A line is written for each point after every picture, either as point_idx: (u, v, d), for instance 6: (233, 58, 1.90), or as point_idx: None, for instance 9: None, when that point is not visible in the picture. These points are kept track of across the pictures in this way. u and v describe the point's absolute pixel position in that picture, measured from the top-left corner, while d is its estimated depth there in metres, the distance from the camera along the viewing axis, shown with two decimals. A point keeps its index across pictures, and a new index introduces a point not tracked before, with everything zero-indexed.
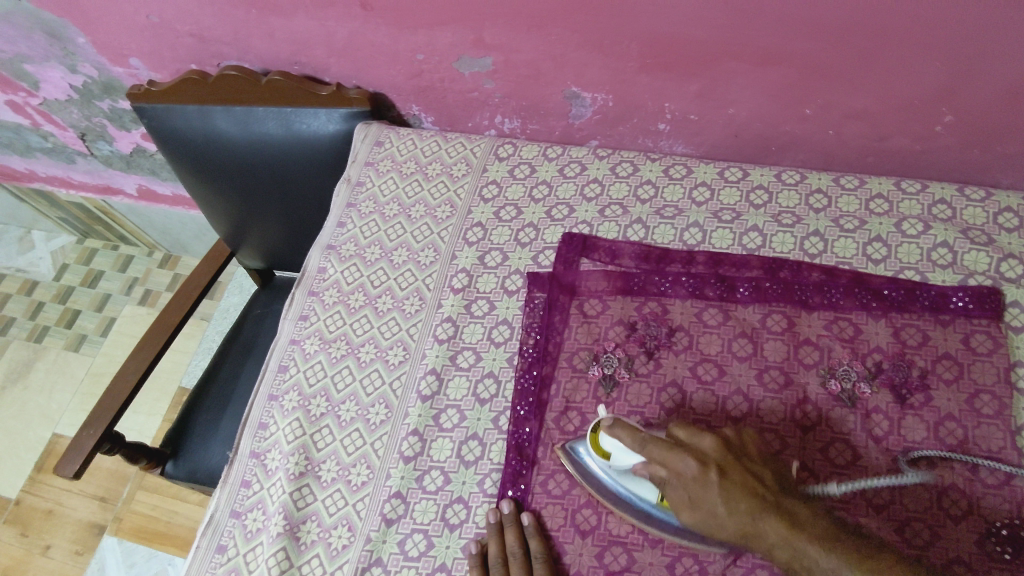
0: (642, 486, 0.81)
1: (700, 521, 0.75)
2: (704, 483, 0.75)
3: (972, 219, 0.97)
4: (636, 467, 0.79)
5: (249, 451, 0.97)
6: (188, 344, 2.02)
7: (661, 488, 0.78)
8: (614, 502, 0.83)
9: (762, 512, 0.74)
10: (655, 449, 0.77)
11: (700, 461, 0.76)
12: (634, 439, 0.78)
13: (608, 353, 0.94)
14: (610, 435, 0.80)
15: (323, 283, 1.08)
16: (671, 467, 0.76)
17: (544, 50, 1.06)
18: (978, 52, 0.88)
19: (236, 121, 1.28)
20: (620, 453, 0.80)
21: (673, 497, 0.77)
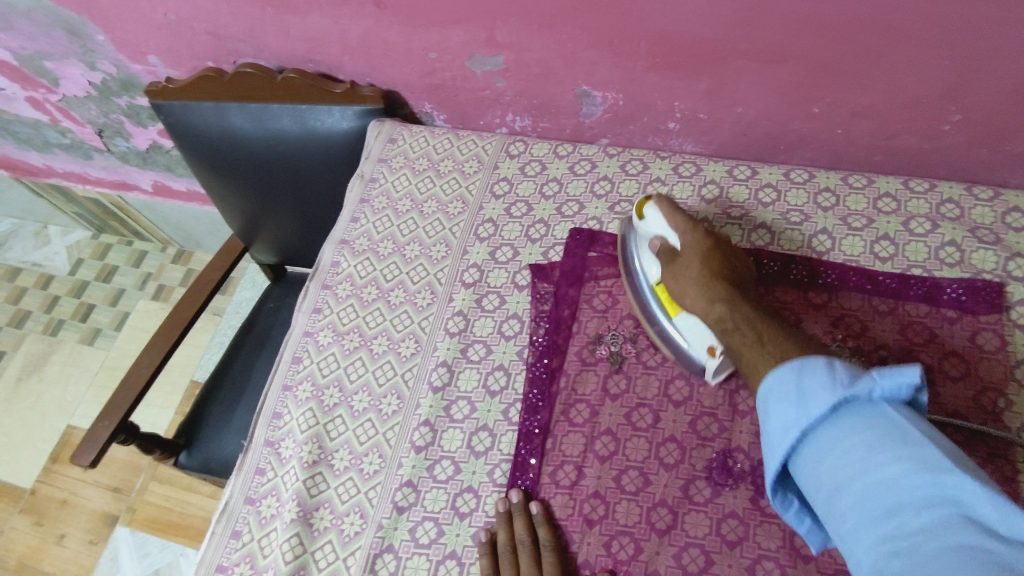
0: (647, 260, 0.94)
1: (679, 280, 0.87)
2: (683, 277, 0.87)
3: (980, 218, 0.98)
4: (654, 237, 0.93)
5: (264, 439, 0.99)
6: (201, 339, 2.05)
7: (661, 255, 0.91)
8: (640, 304, 0.95)
9: (719, 291, 0.82)
10: (678, 216, 0.91)
11: (694, 243, 0.88)
12: (668, 206, 0.92)
13: (613, 331, 0.97)
14: (653, 206, 0.94)
15: (337, 277, 1.10)
16: (680, 231, 0.90)
17: (555, 48, 1.07)
18: (986, 52, 0.89)
19: (251, 118, 1.30)
20: (652, 219, 0.93)
21: (664, 252, 0.91)
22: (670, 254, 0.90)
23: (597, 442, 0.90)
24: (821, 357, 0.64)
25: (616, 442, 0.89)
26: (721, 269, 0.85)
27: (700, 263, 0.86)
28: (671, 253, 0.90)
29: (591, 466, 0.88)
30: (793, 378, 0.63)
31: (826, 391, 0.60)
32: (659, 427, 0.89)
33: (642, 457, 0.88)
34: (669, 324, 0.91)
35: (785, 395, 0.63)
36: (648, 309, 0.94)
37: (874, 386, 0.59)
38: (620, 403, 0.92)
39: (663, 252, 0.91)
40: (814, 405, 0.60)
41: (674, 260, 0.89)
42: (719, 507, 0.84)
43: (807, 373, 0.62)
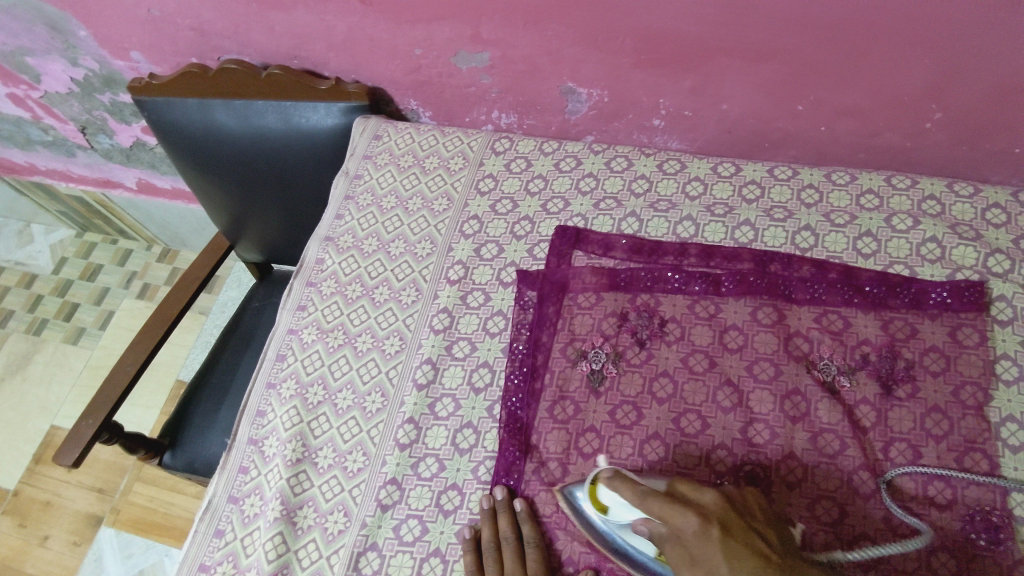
0: (639, 543, 0.79)
1: (702, 572, 0.70)
2: (707, 539, 0.71)
3: (961, 214, 0.99)
4: (637, 525, 0.77)
5: (247, 438, 0.99)
6: (186, 338, 2.04)
7: (663, 540, 0.75)
8: (614, 551, 0.82)
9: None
10: (655, 502, 0.74)
11: (700, 534, 0.71)
12: (634, 490, 0.77)
13: (596, 350, 0.95)
14: (605, 489, 0.80)
15: (321, 274, 1.09)
16: (673, 520, 0.73)
17: (540, 45, 1.07)
18: (966, 50, 0.90)
19: (236, 115, 1.29)
20: (619, 508, 0.79)
21: (674, 546, 0.73)
22: (673, 535, 0.74)
23: (581, 439, 0.90)
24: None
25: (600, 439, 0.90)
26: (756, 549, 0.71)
27: (732, 565, 0.69)
28: (675, 534, 0.74)
29: (575, 463, 0.89)
30: None
31: None
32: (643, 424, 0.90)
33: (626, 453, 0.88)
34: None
35: None
36: (637, 565, 0.80)
37: None
38: (605, 400, 0.92)
39: (658, 541, 0.75)
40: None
41: (693, 557, 0.71)
42: None
43: None
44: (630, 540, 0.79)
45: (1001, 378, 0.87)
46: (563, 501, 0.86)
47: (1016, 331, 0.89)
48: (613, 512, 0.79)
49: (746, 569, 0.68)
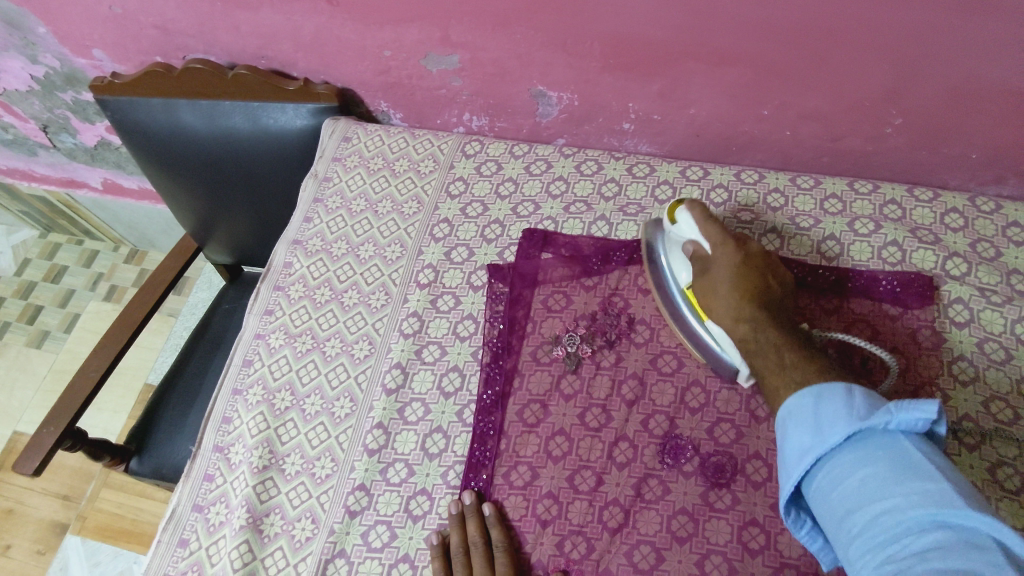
0: (679, 263, 0.93)
1: (708, 284, 0.89)
2: (727, 263, 0.88)
3: (921, 219, 1.01)
4: (686, 241, 0.93)
5: (213, 445, 0.97)
6: (155, 340, 2.00)
7: (695, 264, 0.90)
8: (670, 309, 0.95)
9: (753, 303, 0.85)
10: (713, 227, 0.91)
11: (728, 259, 0.88)
12: (704, 214, 0.92)
13: (571, 333, 0.97)
14: (685, 211, 0.93)
15: (289, 278, 1.08)
16: (711, 240, 0.90)
17: (510, 48, 1.07)
18: (925, 57, 0.91)
19: (202, 115, 1.27)
20: (686, 224, 0.93)
21: (698, 265, 0.90)
22: (702, 266, 0.90)
23: (551, 442, 0.90)
24: (840, 384, 0.72)
25: (569, 442, 0.90)
26: (753, 285, 0.86)
27: (734, 279, 0.87)
28: (704, 262, 0.90)
29: (545, 466, 0.89)
30: (811, 405, 0.71)
31: (843, 423, 0.67)
32: (612, 426, 0.90)
33: (596, 456, 0.89)
34: (703, 328, 0.91)
35: (803, 422, 0.71)
36: (678, 313, 0.94)
37: (891, 419, 0.65)
38: (574, 403, 0.92)
39: (694, 260, 0.91)
40: (830, 432, 0.68)
41: (704, 291, 0.88)
42: (670, 504, 0.85)
43: (826, 407, 0.70)
44: (674, 255, 0.94)
45: (958, 378, 0.89)
46: (643, 245, 1.00)
47: (972, 333, 0.91)
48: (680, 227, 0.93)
49: (743, 300, 0.85)
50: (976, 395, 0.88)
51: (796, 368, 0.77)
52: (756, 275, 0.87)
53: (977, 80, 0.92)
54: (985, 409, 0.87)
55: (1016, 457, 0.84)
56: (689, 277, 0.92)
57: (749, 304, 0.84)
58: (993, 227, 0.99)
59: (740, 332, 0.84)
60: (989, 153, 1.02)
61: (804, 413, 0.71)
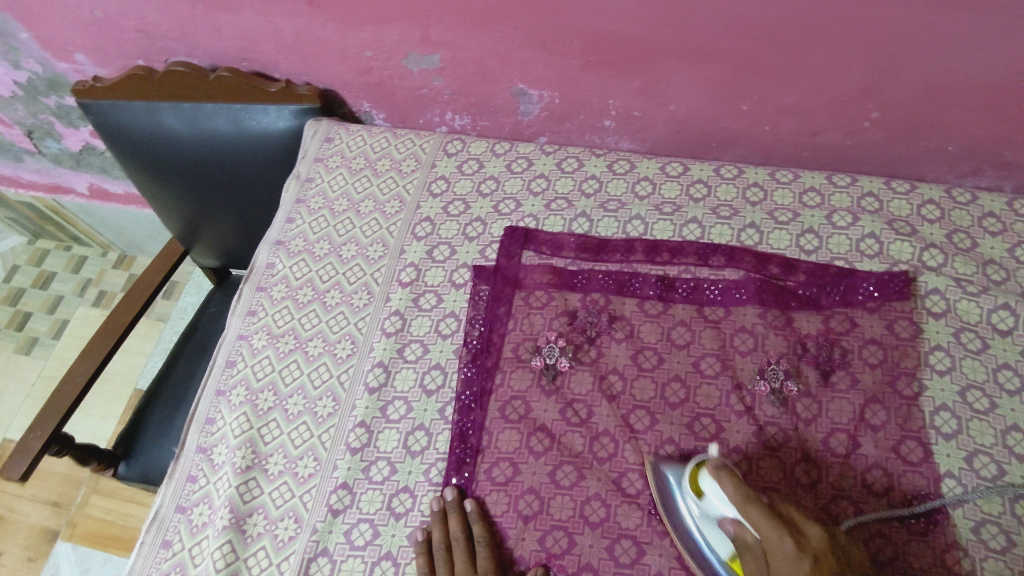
0: (716, 537, 0.78)
1: (772, 552, 0.71)
2: (797, 561, 0.69)
3: (898, 211, 1.02)
4: (722, 519, 0.76)
5: (196, 446, 0.97)
6: (144, 345, 1.99)
7: (749, 565, 0.73)
8: (690, 550, 0.80)
9: (815, 572, 0.69)
10: (757, 515, 0.72)
11: (789, 560, 0.69)
12: (742, 493, 0.74)
13: (550, 344, 0.96)
14: (713, 482, 0.76)
15: (272, 279, 1.08)
16: (753, 515, 0.72)
17: (489, 47, 1.08)
18: (899, 51, 0.92)
19: (185, 118, 1.27)
20: (719, 504, 0.76)
21: (750, 556, 0.73)
22: (739, 515, 0.74)
23: (533, 438, 0.91)
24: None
25: (551, 437, 0.90)
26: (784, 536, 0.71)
27: None
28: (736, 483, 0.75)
29: (526, 462, 0.89)
30: None
31: None
32: (593, 421, 0.91)
33: (577, 452, 0.89)
34: (730, 572, 0.78)
35: None
36: (698, 548, 0.80)
37: None
38: (556, 399, 0.93)
39: (740, 549, 0.74)
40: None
41: None
42: (651, 498, 0.86)
43: None
44: (710, 525, 0.78)
45: (935, 368, 0.90)
46: (648, 479, 0.86)
47: (949, 323, 0.92)
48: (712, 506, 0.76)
49: None
50: (952, 385, 0.89)
51: None
52: (837, 570, 0.70)
53: (951, 74, 0.93)
54: (961, 398, 0.88)
55: (991, 446, 0.85)
56: (731, 551, 0.77)
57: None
58: (969, 218, 1.00)
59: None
60: (965, 146, 1.03)
61: None
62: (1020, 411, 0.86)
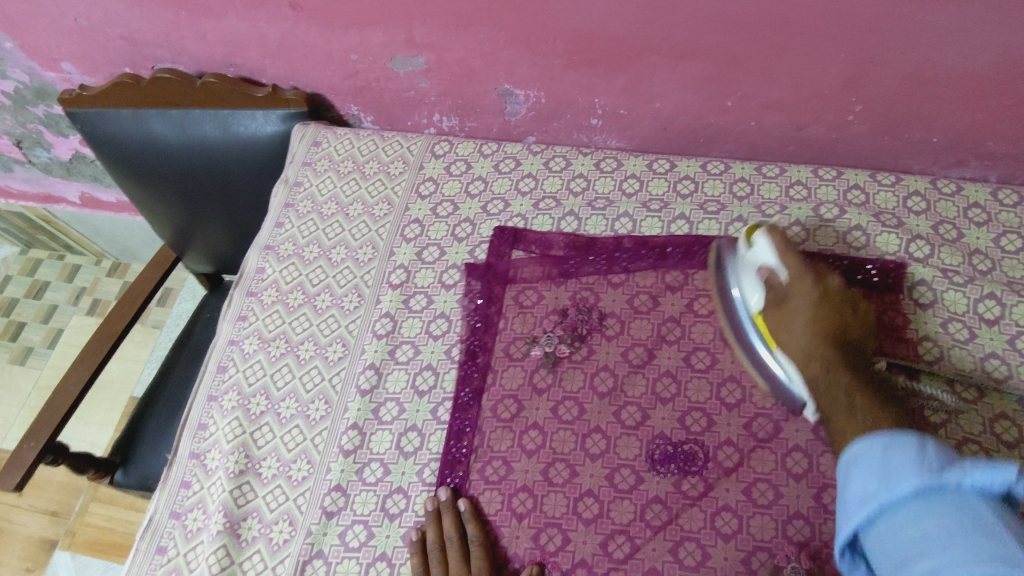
0: (750, 287, 0.90)
1: (779, 326, 0.86)
2: (794, 313, 0.86)
3: (884, 203, 1.02)
4: (759, 267, 0.89)
5: (189, 452, 0.98)
6: (140, 353, 1.99)
7: (769, 296, 0.88)
8: (734, 334, 0.92)
9: (822, 342, 0.83)
10: (792, 257, 0.88)
11: (802, 293, 0.86)
12: (785, 246, 0.89)
13: (548, 333, 0.97)
14: (763, 236, 0.91)
15: (262, 284, 1.09)
16: (789, 272, 0.88)
17: (474, 48, 1.08)
18: (880, 44, 0.93)
19: (172, 124, 1.27)
20: (761, 248, 0.90)
21: (771, 291, 0.88)
22: (774, 283, 0.88)
23: (525, 436, 0.91)
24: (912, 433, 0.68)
25: (543, 435, 0.91)
26: (828, 322, 0.85)
27: (807, 335, 0.84)
28: (781, 297, 0.87)
29: (519, 461, 0.90)
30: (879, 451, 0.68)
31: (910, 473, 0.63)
32: (584, 418, 0.91)
33: (569, 449, 0.90)
34: (771, 358, 0.88)
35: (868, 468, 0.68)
36: (738, 323, 0.91)
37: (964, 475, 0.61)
38: (547, 397, 0.93)
39: (766, 285, 0.88)
40: (899, 483, 0.64)
41: (779, 311, 0.87)
42: (644, 493, 0.86)
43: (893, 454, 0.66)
44: (739, 277, 0.92)
45: (924, 358, 0.90)
46: (711, 256, 0.99)
47: (936, 314, 0.93)
48: (755, 251, 0.90)
49: (821, 346, 0.83)
50: (941, 375, 0.89)
51: (862, 401, 0.77)
52: (828, 317, 0.85)
53: (933, 65, 0.94)
54: (950, 387, 0.88)
55: (981, 434, 0.85)
56: (762, 303, 0.88)
57: (818, 346, 0.83)
58: (955, 209, 1.01)
59: (812, 370, 0.82)
60: (950, 137, 1.03)
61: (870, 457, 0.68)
62: (1008, 399, 0.87)
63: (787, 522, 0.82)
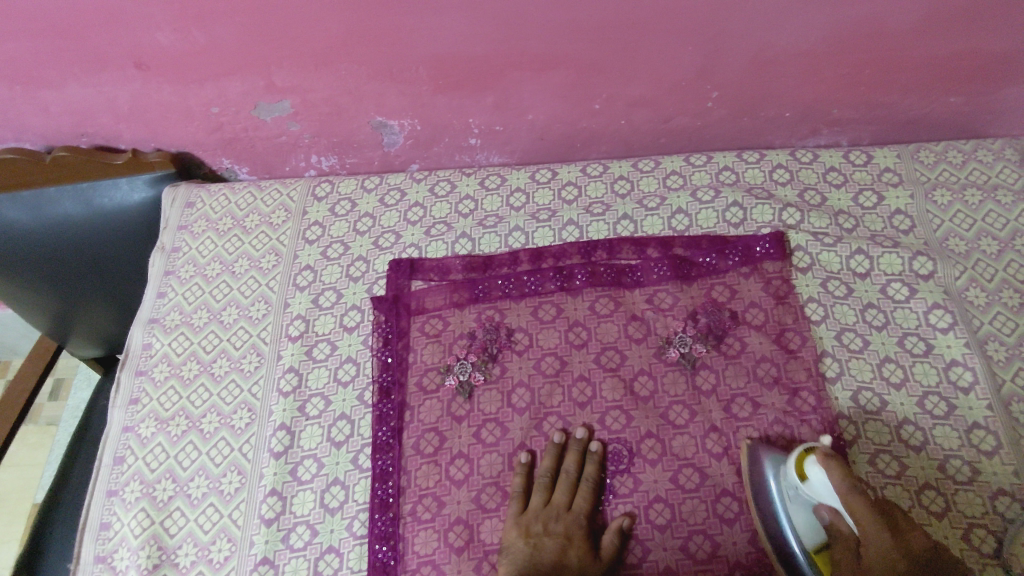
0: (803, 525, 0.79)
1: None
2: (863, 555, 0.72)
3: (753, 179, 1.08)
4: (818, 505, 0.79)
5: (93, 556, 0.89)
6: (37, 454, 1.81)
7: (839, 548, 0.76)
8: (783, 563, 0.79)
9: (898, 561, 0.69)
10: (854, 496, 0.73)
11: (879, 551, 0.71)
12: (845, 480, 0.74)
13: (461, 361, 0.96)
14: (816, 465, 0.77)
15: (151, 361, 1.02)
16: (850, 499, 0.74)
17: (338, 85, 1.06)
18: (722, 34, 0.98)
19: (27, 209, 1.15)
20: (818, 480, 0.77)
21: (843, 548, 0.76)
22: (846, 540, 0.76)
23: (452, 467, 0.89)
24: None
25: (470, 463, 0.89)
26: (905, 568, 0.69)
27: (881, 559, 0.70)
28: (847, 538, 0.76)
29: (449, 493, 0.88)
30: None
31: None
32: (509, 438, 0.91)
33: (497, 471, 0.89)
34: None
35: None
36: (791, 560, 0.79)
37: None
38: (468, 423, 0.92)
39: (831, 527, 0.78)
40: None
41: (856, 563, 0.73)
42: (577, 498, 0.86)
43: None
44: (796, 513, 0.79)
45: (812, 319, 0.96)
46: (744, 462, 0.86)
47: (816, 275, 0.99)
48: (811, 484, 0.78)
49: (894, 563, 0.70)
50: (829, 332, 0.95)
51: None
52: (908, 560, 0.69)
53: (772, 47, 1.00)
54: (839, 342, 0.94)
55: (871, 381, 0.91)
56: (816, 541, 0.78)
57: None
58: (815, 175, 1.08)
59: None
60: (800, 110, 1.11)
61: None
62: (889, 344, 0.93)
63: (716, 500, 0.85)
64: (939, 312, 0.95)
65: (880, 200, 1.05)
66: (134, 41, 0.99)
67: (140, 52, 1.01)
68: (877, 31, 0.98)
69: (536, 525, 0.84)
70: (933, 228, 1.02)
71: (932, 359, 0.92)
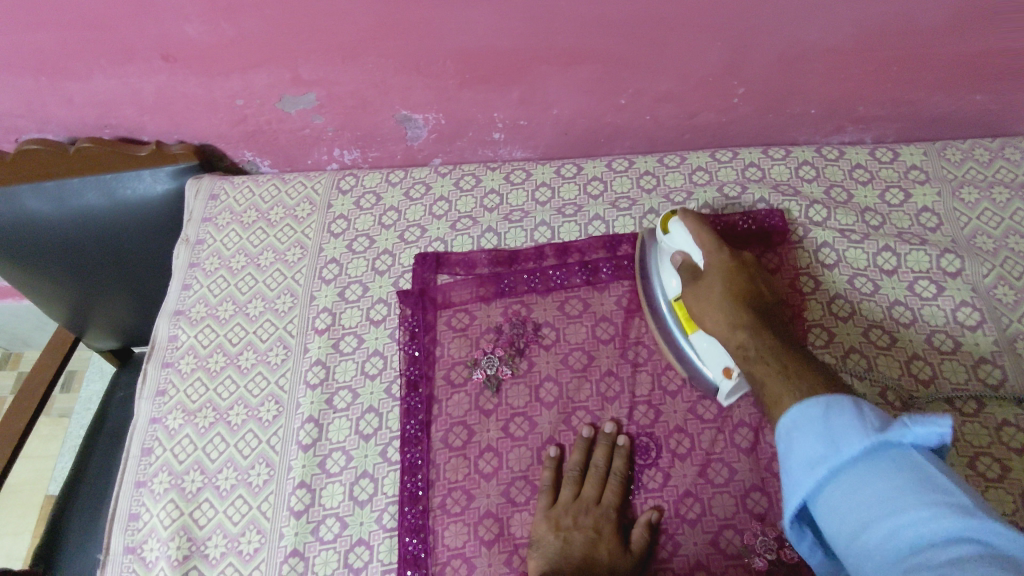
0: (669, 274, 0.93)
1: (697, 294, 0.86)
2: (710, 287, 0.85)
3: (779, 175, 1.08)
4: (674, 253, 0.91)
5: (123, 547, 0.90)
6: (50, 447, 1.81)
7: (684, 273, 0.89)
8: (661, 333, 0.94)
9: (738, 311, 0.81)
10: (705, 236, 0.88)
11: (717, 270, 0.86)
12: (699, 225, 0.89)
13: (489, 355, 0.96)
14: (677, 221, 0.91)
15: (176, 353, 1.02)
16: (704, 249, 0.88)
17: (364, 78, 1.06)
18: (751, 29, 0.98)
19: (51, 200, 1.17)
20: (684, 246, 0.90)
21: (683, 277, 0.89)
22: (691, 269, 0.89)
23: (481, 461, 0.89)
24: (847, 396, 0.60)
25: (499, 456, 0.90)
26: (744, 291, 0.83)
27: (725, 294, 0.83)
28: (694, 272, 0.88)
29: (479, 487, 0.88)
30: (819, 418, 0.58)
31: (857, 436, 0.55)
32: (538, 431, 0.91)
33: (526, 465, 0.89)
34: (687, 342, 0.90)
35: (815, 433, 0.57)
36: (663, 323, 0.94)
37: (908, 431, 0.54)
38: (496, 417, 0.92)
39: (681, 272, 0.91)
40: (847, 447, 0.55)
41: (693, 274, 0.88)
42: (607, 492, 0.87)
43: (834, 417, 0.57)
44: (666, 273, 0.94)
45: (839, 316, 0.96)
46: (636, 253, 1.01)
47: (842, 272, 0.99)
48: (673, 239, 0.91)
49: (735, 295, 0.83)
50: (856, 328, 0.95)
51: (760, 342, 0.76)
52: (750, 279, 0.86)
53: (800, 43, 1.00)
54: (867, 338, 0.94)
55: (900, 377, 0.91)
56: (677, 291, 0.92)
57: (731, 301, 0.82)
58: (841, 172, 1.08)
59: (727, 311, 0.81)
60: (826, 107, 1.11)
61: (812, 421, 0.59)
62: (917, 341, 0.93)
63: (746, 495, 0.85)
64: (967, 310, 0.95)
65: (907, 197, 1.05)
66: (161, 33, 0.99)
67: (167, 44, 1.00)
68: (908, 27, 0.97)
69: (565, 519, 0.84)
70: (961, 226, 1.02)
71: (960, 357, 0.92)
